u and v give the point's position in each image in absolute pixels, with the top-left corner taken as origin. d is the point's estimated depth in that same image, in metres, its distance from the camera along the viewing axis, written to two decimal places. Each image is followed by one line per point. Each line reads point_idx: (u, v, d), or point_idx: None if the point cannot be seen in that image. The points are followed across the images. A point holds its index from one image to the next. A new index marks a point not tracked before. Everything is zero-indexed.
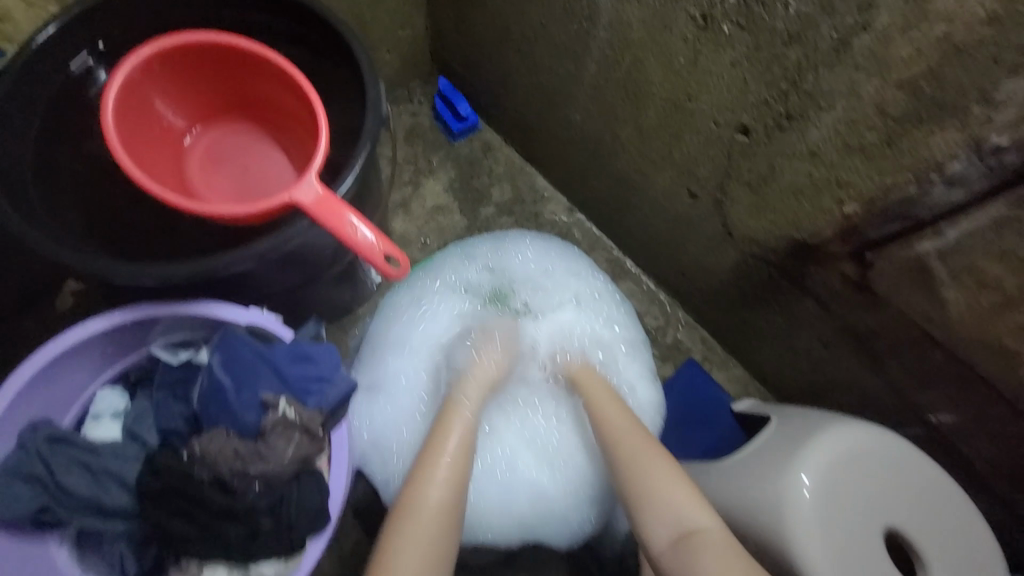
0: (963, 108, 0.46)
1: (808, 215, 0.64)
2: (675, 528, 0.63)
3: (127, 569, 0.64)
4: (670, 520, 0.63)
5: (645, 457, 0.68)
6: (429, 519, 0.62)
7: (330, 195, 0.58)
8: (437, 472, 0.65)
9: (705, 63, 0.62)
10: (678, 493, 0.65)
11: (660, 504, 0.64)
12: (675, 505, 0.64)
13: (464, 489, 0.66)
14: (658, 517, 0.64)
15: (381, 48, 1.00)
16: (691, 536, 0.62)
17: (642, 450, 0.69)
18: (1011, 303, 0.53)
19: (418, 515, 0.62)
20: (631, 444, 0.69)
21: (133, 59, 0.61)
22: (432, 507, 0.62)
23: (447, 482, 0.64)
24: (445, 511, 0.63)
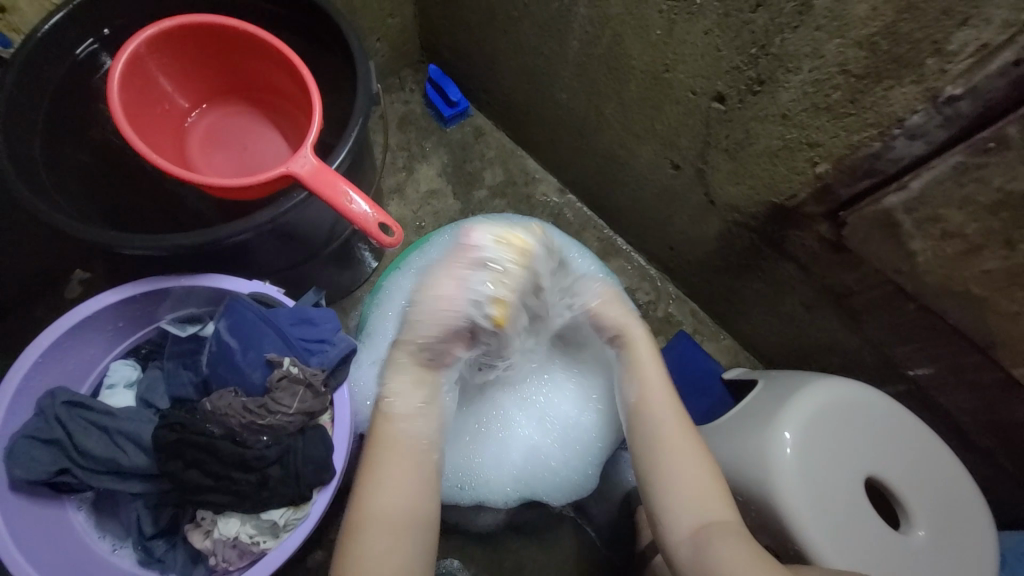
0: (917, 62, 0.49)
1: (784, 177, 0.67)
2: (699, 515, 0.60)
3: (144, 529, 0.68)
4: (695, 509, 0.60)
5: (684, 446, 0.63)
6: (383, 531, 0.57)
7: (325, 168, 0.62)
8: (385, 481, 0.59)
9: (679, 32, 0.65)
10: (709, 486, 0.61)
11: (690, 493, 0.61)
12: (703, 495, 0.61)
13: (423, 494, 0.60)
14: (685, 504, 0.61)
15: (372, 37, 1.02)
16: (717, 525, 0.58)
17: (686, 440, 0.64)
18: (974, 250, 0.56)
19: (370, 528, 0.57)
20: (674, 435, 0.64)
21: (137, 41, 0.64)
22: (382, 520, 0.57)
23: (400, 491, 0.59)
24: (400, 522, 0.57)
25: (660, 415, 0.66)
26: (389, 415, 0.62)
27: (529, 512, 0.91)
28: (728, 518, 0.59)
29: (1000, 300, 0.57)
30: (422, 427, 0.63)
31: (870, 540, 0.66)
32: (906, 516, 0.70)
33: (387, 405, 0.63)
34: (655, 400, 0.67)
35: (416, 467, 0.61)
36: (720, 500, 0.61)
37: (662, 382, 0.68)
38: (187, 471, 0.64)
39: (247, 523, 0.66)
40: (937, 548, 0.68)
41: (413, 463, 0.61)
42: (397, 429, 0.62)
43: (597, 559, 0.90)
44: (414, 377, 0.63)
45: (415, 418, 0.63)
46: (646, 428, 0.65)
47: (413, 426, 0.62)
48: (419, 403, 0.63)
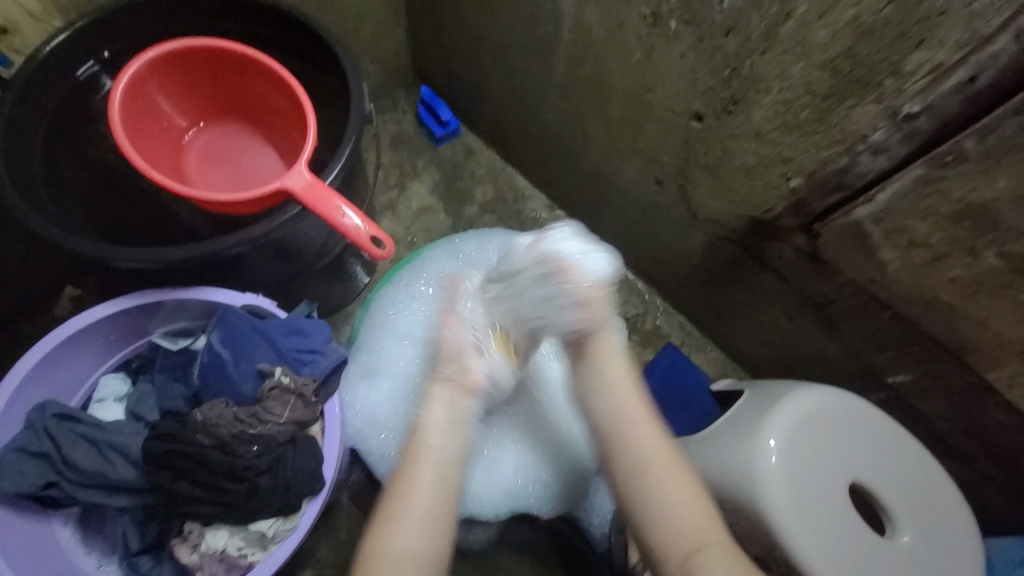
0: (876, 82, 0.53)
1: (761, 191, 0.70)
2: (686, 546, 0.59)
3: (130, 545, 0.67)
4: (683, 539, 0.59)
5: (668, 476, 0.62)
6: (394, 567, 0.58)
7: (319, 183, 0.64)
8: (405, 514, 0.61)
9: (658, 56, 0.68)
10: (697, 516, 0.60)
11: (676, 524, 0.60)
12: (690, 525, 0.60)
13: (445, 522, 0.62)
14: (671, 535, 0.60)
15: (366, 60, 1.06)
16: (706, 556, 0.58)
17: (670, 470, 0.63)
18: (940, 258, 0.58)
19: (381, 564, 0.59)
20: (660, 466, 0.63)
21: (138, 62, 0.67)
22: (394, 555, 0.59)
23: (414, 524, 0.60)
24: (413, 556, 0.59)
25: (644, 444, 0.64)
26: (420, 431, 0.66)
27: (521, 526, 0.91)
28: (719, 546, 0.59)
29: (968, 306, 0.60)
30: (451, 442, 0.66)
31: (856, 545, 0.67)
32: (891, 521, 0.71)
33: (417, 421, 0.66)
34: (635, 429, 0.65)
35: (441, 492, 0.63)
36: (709, 528, 0.60)
37: (639, 407, 0.67)
38: (177, 482, 0.64)
39: (236, 535, 0.65)
40: (922, 552, 0.69)
41: (438, 489, 0.63)
42: (424, 447, 0.65)
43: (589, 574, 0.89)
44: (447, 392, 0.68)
45: (444, 434, 0.65)
46: (628, 458, 0.64)
47: (441, 444, 0.65)
48: (451, 416, 0.67)
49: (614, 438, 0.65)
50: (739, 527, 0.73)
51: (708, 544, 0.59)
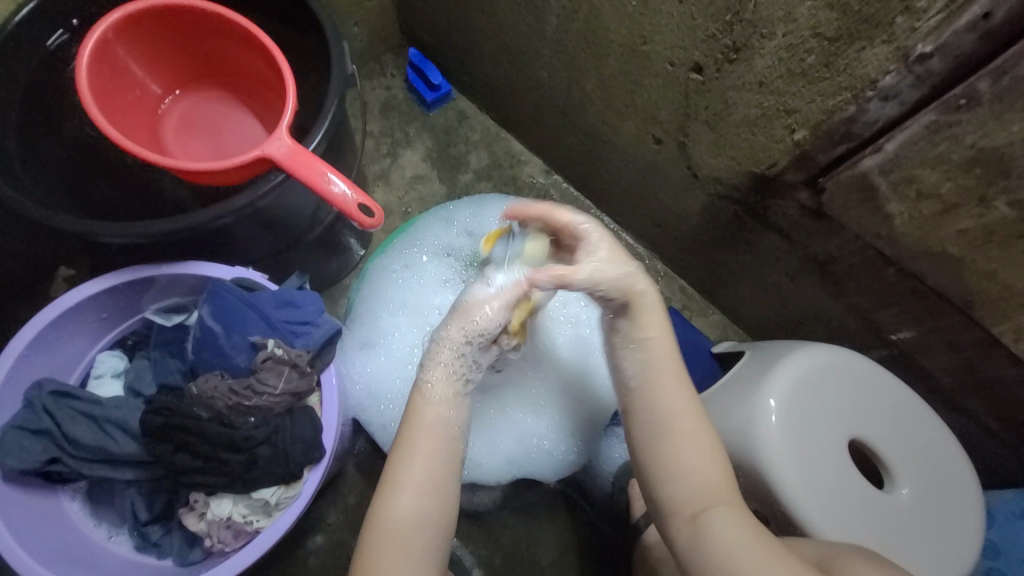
0: (887, 20, 0.49)
1: (764, 146, 0.68)
2: (694, 504, 0.55)
3: (139, 515, 0.69)
4: (689, 499, 0.56)
5: (681, 433, 0.58)
6: (400, 533, 0.55)
7: (302, 150, 0.61)
8: (406, 483, 0.57)
9: (655, 3, 0.64)
10: (709, 475, 0.56)
11: (682, 484, 0.57)
12: (699, 484, 0.56)
13: (444, 496, 0.58)
14: (676, 492, 0.57)
15: (350, 21, 1.01)
16: (710, 517, 0.54)
17: (683, 430, 0.58)
18: (948, 210, 0.56)
19: (388, 529, 0.55)
20: (674, 424, 0.59)
21: (103, 25, 0.63)
22: (397, 524, 0.55)
23: (416, 495, 0.56)
24: (417, 521, 0.56)
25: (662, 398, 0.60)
26: (422, 403, 0.61)
27: (524, 489, 0.92)
28: (727, 508, 0.55)
29: (977, 259, 0.58)
30: (459, 415, 0.62)
31: (856, 498, 0.68)
32: (889, 476, 0.71)
33: (423, 389, 0.61)
34: (659, 387, 0.60)
35: (448, 465, 0.59)
36: (722, 489, 0.56)
37: (660, 362, 0.61)
38: (178, 454, 0.65)
39: (240, 503, 0.67)
40: (920, 504, 0.70)
41: (444, 464, 0.59)
42: (428, 419, 0.60)
43: (593, 533, 0.91)
44: (458, 365, 0.62)
45: (450, 407, 0.61)
46: (647, 415, 0.60)
47: (448, 416, 0.61)
48: (460, 391, 0.62)
49: (637, 397, 0.61)
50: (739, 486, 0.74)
51: (713, 505, 0.55)
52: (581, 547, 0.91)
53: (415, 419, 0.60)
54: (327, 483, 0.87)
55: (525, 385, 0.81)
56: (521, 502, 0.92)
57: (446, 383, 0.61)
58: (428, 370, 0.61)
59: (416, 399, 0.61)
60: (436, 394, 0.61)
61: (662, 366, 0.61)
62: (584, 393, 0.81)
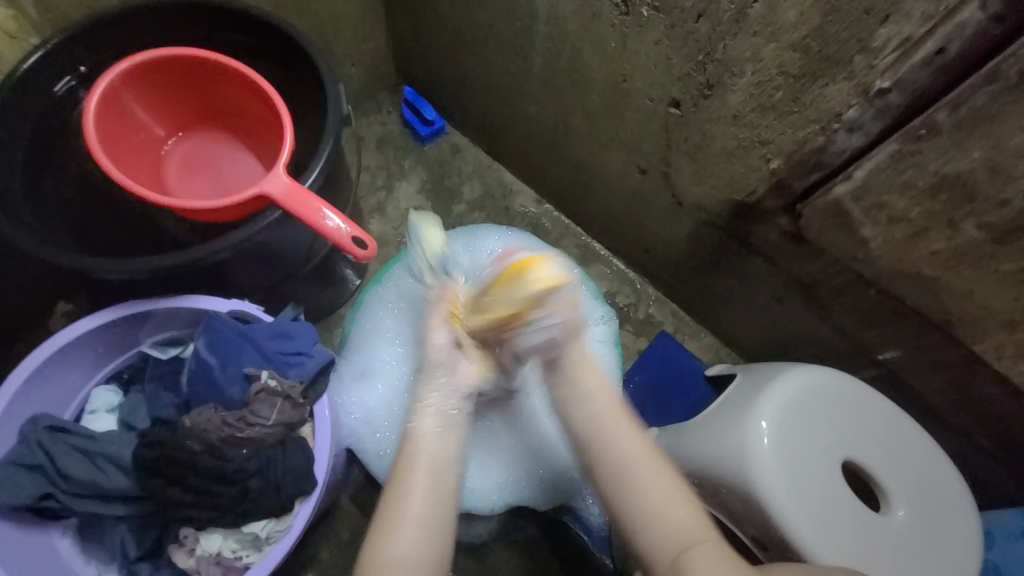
0: (847, 59, 0.53)
1: (742, 175, 0.71)
2: (673, 549, 0.56)
3: (128, 553, 0.68)
4: (666, 543, 0.56)
5: (649, 476, 0.59)
6: (394, 573, 0.56)
7: (298, 186, 0.64)
8: (402, 517, 0.58)
9: (632, 44, 0.68)
10: (683, 516, 0.57)
11: (657, 530, 0.57)
12: (676, 527, 0.57)
13: (443, 527, 0.59)
14: (655, 539, 0.57)
15: (346, 63, 1.06)
16: (691, 559, 0.54)
17: (645, 475, 0.59)
18: (920, 232, 0.59)
19: (381, 570, 0.56)
20: (643, 470, 0.60)
21: (111, 74, 0.66)
22: (392, 561, 0.56)
23: (414, 525, 0.58)
24: (415, 555, 0.57)
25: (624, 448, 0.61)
26: (412, 436, 0.64)
27: (520, 519, 0.91)
28: (707, 545, 0.55)
29: (951, 279, 0.60)
30: (447, 445, 0.64)
31: (851, 521, 0.68)
32: (884, 497, 0.71)
33: (414, 424, 0.65)
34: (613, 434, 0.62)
35: (438, 496, 0.60)
36: (698, 526, 0.57)
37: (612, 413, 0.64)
38: (169, 489, 0.65)
39: (230, 538, 0.66)
40: (917, 526, 0.70)
41: (438, 494, 0.60)
42: (417, 451, 0.63)
43: (591, 564, 0.90)
44: (441, 400, 0.67)
45: (436, 438, 0.64)
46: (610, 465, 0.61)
47: (436, 450, 0.63)
48: (443, 423, 0.65)
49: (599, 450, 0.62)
50: (735, 512, 0.73)
51: (692, 544, 0.55)
52: None
53: (408, 448, 0.63)
54: (321, 517, 0.86)
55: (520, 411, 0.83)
56: (518, 533, 0.91)
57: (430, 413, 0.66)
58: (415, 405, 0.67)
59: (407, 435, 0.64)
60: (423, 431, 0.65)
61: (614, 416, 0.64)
62: None
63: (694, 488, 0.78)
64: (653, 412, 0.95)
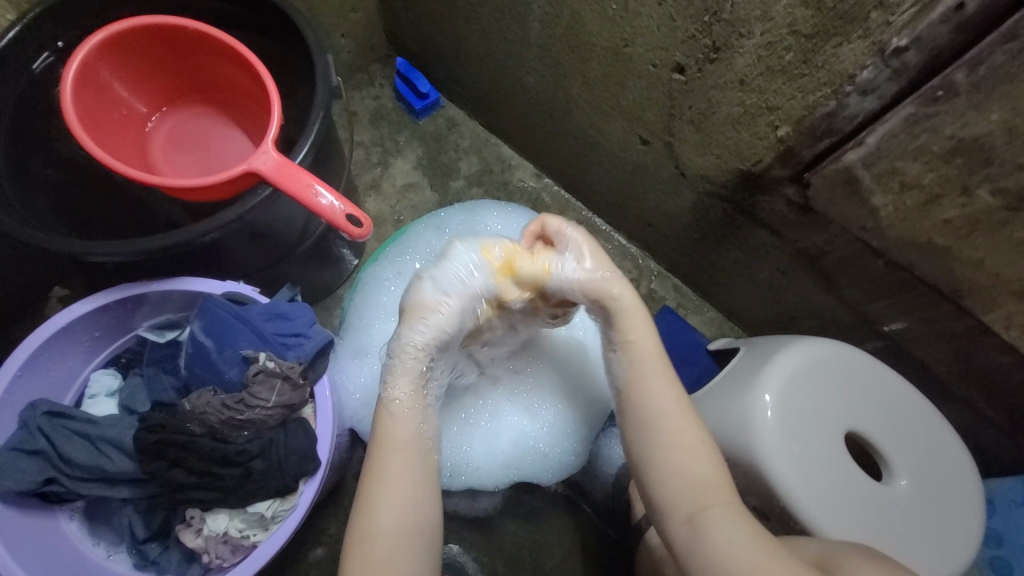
0: (862, 16, 0.50)
1: (748, 144, 0.68)
2: (688, 507, 0.54)
3: (136, 534, 0.69)
4: (684, 501, 0.54)
5: (679, 433, 0.57)
6: (379, 545, 0.53)
7: (288, 163, 0.62)
8: (386, 495, 0.55)
9: (635, 5, 0.65)
10: (700, 477, 0.55)
11: (675, 485, 0.55)
12: (696, 486, 0.55)
13: (426, 508, 0.56)
14: (671, 495, 0.55)
15: (336, 33, 1.01)
16: (707, 519, 0.53)
17: (672, 427, 0.57)
18: (932, 200, 0.57)
19: (367, 540, 0.54)
20: (672, 427, 0.57)
21: (88, 47, 0.63)
22: (381, 535, 0.54)
23: (399, 502, 0.55)
24: (400, 532, 0.54)
25: (652, 399, 0.59)
26: (390, 417, 0.59)
27: (525, 492, 0.92)
28: (726, 506, 0.53)
29: (963, 248, 0.58)
30: (428, 426, 0.61)
31: (853, 491, 0.68)
32: (887, 467, 0.71)
33: (394, 406, 0.60)
34: (646, 382, 0.59)
35: (423, 478, 0.57)
36: (719, 489, 0.55)
37: (652, 361, 0.61)
38: (173, 471, 0.65)
39: (236, 518, 0.67)
40: (919, 495, 0.70)
41: (420, 473, 0.57)
42: (398, 435, 0.58)
43: (595, 535, 0.91)
44: (428, 379, 0.62)
45: (420, 419, 0.60)
46: (640, 416, 0.59)
47: (422, 430, 0.60)
48: (425, 404, 0.62)
49: (632, 400, 0.60)
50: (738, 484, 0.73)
51: (710, 505, 0.53)
52: (584, 550, 0.91)
53: (390, 428, 0.59)
54: (327, 495, 0.87)
55: (518, 385, 0.82)
56: (522, 506, 0.92)
57: (413, 390, 0.61)
58: (397, 380, 0.60)
59: (385, 412, 0.59)
60: (403, 411, 0.60)
61: (649, 361, 0.61)
62: (577, 390, 0.81)
63: None
64: None
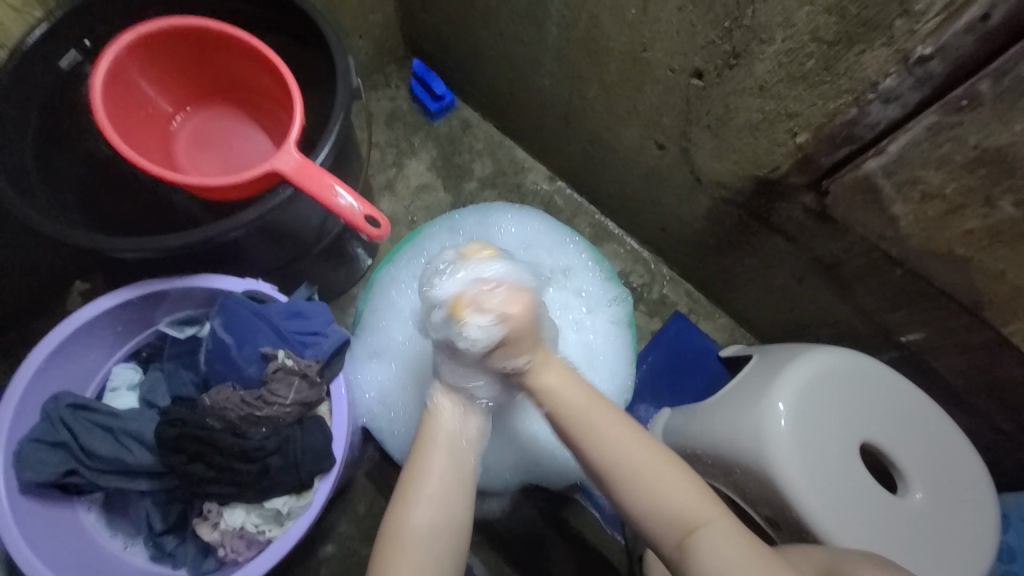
0: (886, 24, 0.50)
1: (766, 150, 0.68)
2: (677, 531, 0.54)
3: (153, 525, 0.71)
4: (668, 527, 0.54)
5: (640, 465, 0.56)
6: (415, 545, 0.56)
7: (310, 164, 0.63)
8: (423, 493, 0.59)
9: (654, 11, 0.65)
10: (683, 500, 0.55)
11: (655, 516, 0.55)
12: (676, 510, 0.54)
13: (460, 508, 0.59)
14: (656, 525, 0.55)
15: (354, 35, 1.02)
16: (698, 541, 0.53)
17: (634, 462, 0.56)
18: (953, 211, 0.56)
19: (402, 540, 0.56)
20: (629, 459, 0.57)
21: (117, 46, 0.65)
22: (416, 533, 0.56)
23: (435, 501, 0.58)
24: (436, 529, 0.57)
25: (613, 439, 0.58)
26: (431, 419, 0.65)
27: (534, 496, 0.92)
28: (713, 524, 0.53)
29: (984, 259, 0.58)
30: (467, 425, 0.65)
31: (867, 504, 0.67)
32: (902, 480, 0.71)
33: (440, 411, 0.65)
34: (597, 426, 0.59)
35: (458, 474, 0.61)
36: (704, 506, 0.54)
37: (590, 404, 0.61)
38: (190, 465, 0.66)
39: (252, 513, 0.68)
40: (935, 508, 0.69)
41: (453, 469, 0.61)
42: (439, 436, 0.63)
43: (603, 541, 0.91)
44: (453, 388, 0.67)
45: (458, 419, 0.65)
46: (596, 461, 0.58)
47: (458, 429, 0.64)
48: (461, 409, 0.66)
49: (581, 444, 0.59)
50: (751, 493, 0.73)
51: (699, 527, 0.53)
52: (592, 555, 0.91)
53: (429, 430, 0.64)
54: (338, 492, 0.88)
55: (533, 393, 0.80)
56: (531, 509, 0.92)
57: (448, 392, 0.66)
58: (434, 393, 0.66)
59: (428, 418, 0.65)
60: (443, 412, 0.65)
61: (588, 406, 0.61)
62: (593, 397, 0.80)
63: (706, 468, 0.78)
64: (666, 392, 0.95)
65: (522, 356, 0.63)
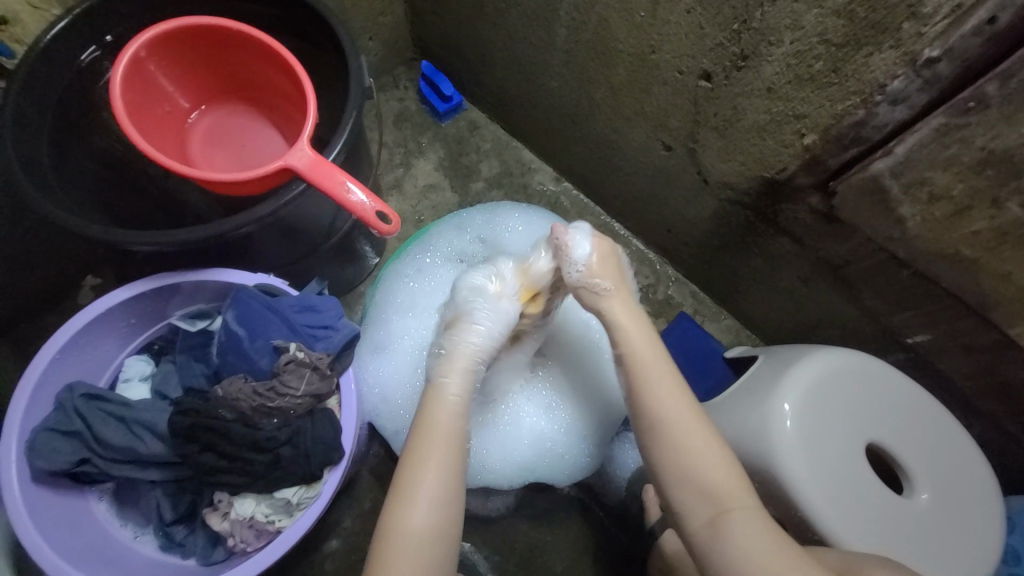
0: (894, 27, 0.50)
1: (773, 151, 0.68)
2: (708, 509, 0.54)
3: (162, 515, 0.72)
4: (702, 503, 0.55)
5: (690, 434, 0.57)
6: (409, 547, 0.55)
7: (323, 160, 0.64)
8: (421, 492, 0.57)
9: (663, 13, 0.66)
10: (721, 478, 0.55)
11: (694, 487, 0.56)
12: (714, 486, 0.55)
13: (456, 509, 0.58)
14: (692, 497, 0.56)
15: (364, 36, 1.04)
16: (727, 521, 0.53)
17: (685, 430, 0.58)
18: (961, 212, 0.56)
19: (399, 540, 0.55)
20: (680, 424, 0.58)
21: (135, 44, 0.66)
22: (413, 535, 0.55)
23: (429, 504, 0.56)
24: (431, 532, 0.56)
25: (666, 413, 0.59)
26: (435, 406, 0.62)
27: (538, 493, 0.93)
28: (744, 507, 0.54)
29: (991, 260, 0.58)
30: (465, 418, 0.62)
31: (873, 504, 0.67)
32: (909, 481, 0.71)
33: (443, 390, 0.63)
34: (652, 389, 0.60)
35: (456, 473, 0.59)
36: (736, 490, 0.55)
37: (654, 366, 0.62)
38: (202, 455, 0.67)
39: (262, 504, 0.68)
40: (941, 509, 0.69)
41: (453, 464, 0.59)
42: (439, 421, 0.61)
43: (606, 539, 0.91)
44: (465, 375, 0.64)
45: (459, 409, 0.63)
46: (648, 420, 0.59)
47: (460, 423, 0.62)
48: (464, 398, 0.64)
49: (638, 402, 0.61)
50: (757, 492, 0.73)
51: (730, 509, 0.53)
52: (595, 554, 0.91)
53: (427, 423, 0.61)
54: (344, 487, 0.89)
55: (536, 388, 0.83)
56: (535, 507, 0.92)
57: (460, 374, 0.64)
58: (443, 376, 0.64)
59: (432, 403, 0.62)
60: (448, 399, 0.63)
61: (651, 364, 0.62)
62: (596, 394, 0.82)
63: None
64: None
65: (601, 280, 0.66)
